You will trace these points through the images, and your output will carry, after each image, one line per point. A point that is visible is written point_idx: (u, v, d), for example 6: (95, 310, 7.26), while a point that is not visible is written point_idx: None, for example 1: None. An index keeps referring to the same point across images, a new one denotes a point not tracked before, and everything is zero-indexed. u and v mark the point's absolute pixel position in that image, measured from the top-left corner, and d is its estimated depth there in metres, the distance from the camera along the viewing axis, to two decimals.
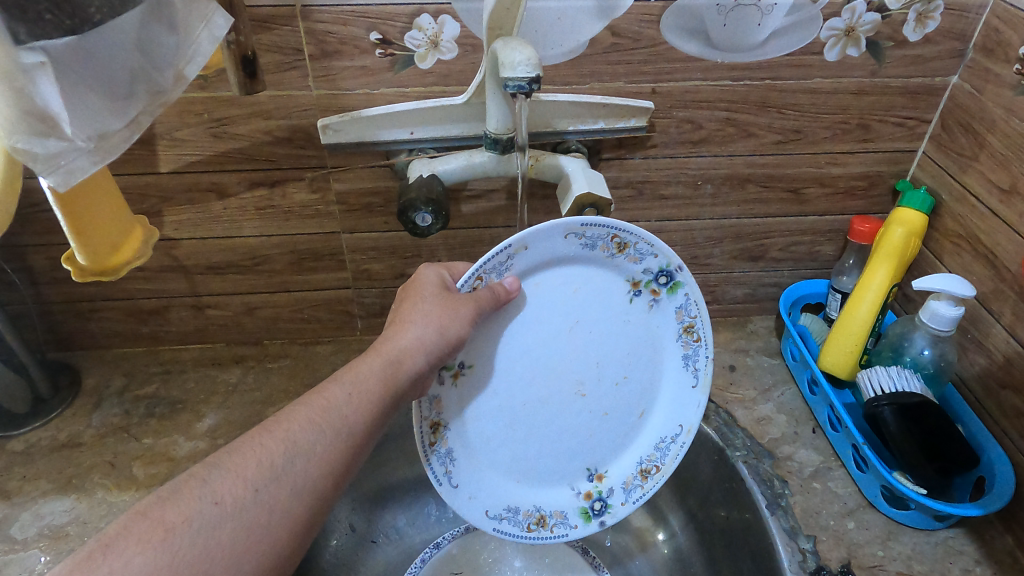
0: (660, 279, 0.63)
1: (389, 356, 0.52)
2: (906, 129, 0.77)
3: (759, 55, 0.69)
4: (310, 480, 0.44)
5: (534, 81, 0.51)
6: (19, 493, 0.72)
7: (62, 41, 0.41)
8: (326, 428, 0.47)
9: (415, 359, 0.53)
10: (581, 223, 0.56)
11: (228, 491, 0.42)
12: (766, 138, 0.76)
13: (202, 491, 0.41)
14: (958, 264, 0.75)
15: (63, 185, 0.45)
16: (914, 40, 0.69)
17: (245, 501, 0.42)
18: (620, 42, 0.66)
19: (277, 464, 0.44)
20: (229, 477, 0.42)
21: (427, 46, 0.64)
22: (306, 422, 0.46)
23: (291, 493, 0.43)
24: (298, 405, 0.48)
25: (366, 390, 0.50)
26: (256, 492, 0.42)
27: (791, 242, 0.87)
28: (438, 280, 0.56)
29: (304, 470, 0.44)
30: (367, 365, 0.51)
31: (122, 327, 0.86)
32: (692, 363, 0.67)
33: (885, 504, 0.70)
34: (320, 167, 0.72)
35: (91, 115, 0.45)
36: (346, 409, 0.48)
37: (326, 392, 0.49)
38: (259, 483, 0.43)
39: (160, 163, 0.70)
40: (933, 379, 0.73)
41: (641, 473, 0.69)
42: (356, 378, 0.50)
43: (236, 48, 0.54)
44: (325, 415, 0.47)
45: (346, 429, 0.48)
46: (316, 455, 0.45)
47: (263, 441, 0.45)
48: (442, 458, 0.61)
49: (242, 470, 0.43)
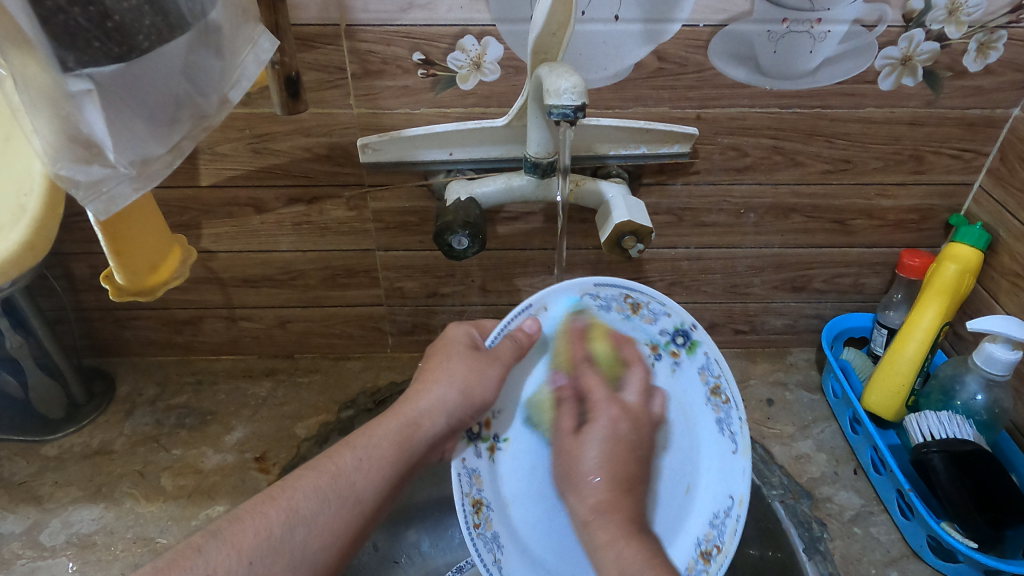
0: (677, 339, 0.61)
1: (406, 419, 0.55)
2: (962, 161, 0.73)
3: (810, 83, 0.67)
4: (310, 551, 0.46)
5: (579, 109, 0.50)
6: (50, 499, 0.73)
7: (109, 68, 0.40)
8: (333, 495, 0.49)
9: (435, 420, 0.55)
10: (594, 282, 0.58)
11: (220, 563, 0.42)
12: (813, 168, 0.73)
13: (196, 561, 0.42)
14: (1016, 305, 0.72)
15: (104, 212, 0.45)
16: (975, 70, 0.66)
17: (238, 573, 0.43)
18: (666, 67, 0.64)
19: (276, 535, 0.45)
20: (228, 549, 0.43)
21: (470, 67, 0.63)
22: (312, 490, 0.48)
23: (287, 565, 0.45)
24: (307, 470, 0.50)
25: (379, 454, 0.52)
26: (250, 565, 0.43)
27: (835, 273, 0.84)
28: (467, 339, 0.59)
29: (304, 541, 0.46)
30: (384, 427, 0.54)
31: (156, 336, 0.87)
32: (726, 428, 0.61)
33: (931, 554, 0.67)
34: (357, 185, 0.72)
35: (135, 141, 0.45)
36: (354, 475, 0.50)
37: (338, 458, 0.51)
38: (255, 555, 0.44)
39: (201, 176, 0.71)
40: (986, 427, 0.70)
41: (702, 556, 0.61)
42: (368, 445, 0.52)
43: (280, 68, 0.54)
44: (332, 483, 0.49)
45: (354, 497, 0.49)
46: (317, 526, 0.47)
47: (266, 510, 0.46)
48: (490, 542, 0.59)
49: (241, 541, 0.44)
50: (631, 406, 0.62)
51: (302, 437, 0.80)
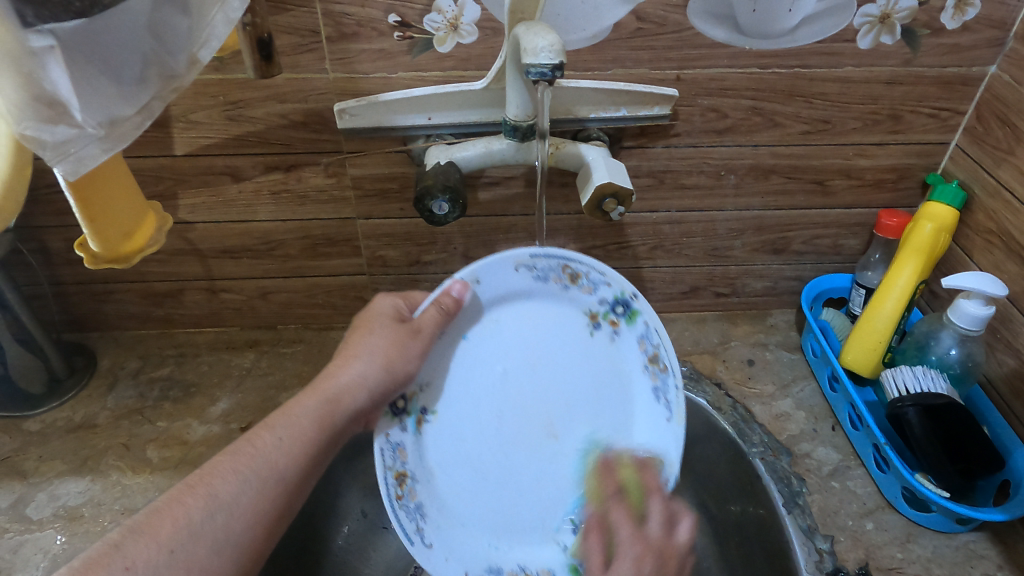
0: (617, 309, 0.65)
1: (324, 395, 0.55)
2: (938, 120, 0.74)
3: (788, 42, 0.66)
4: (232, 533, 0.46)
5: (557, 69, 0.50)
6: (35, 473, 0.73)
7: (71, 24, 0.41)
8: (252, 477, 0.49)
9: (355, 396, 0.56)
10: (529, 254, 0.61)
11: (138, 555, 0.42)
12: (793, 128, 0.74)
13: (113, 559, 0.41)
14: (990, 261, 0.73)
15: (73, 173, 0.45)
16: (952, 28, 0.66)
17: (159, 564, 0.42)
18: (645, 27, 0.64)
19: (194, 520, 0.45)
20: (144, 543, 0.43)
21: (446, 29, 0.62)
22: (230, 473, 0.48)
23: (209, 550, 0.45)
24: (224, 454, 0.50)
25: (298, 432, 0.52)
26: (170, 554, 0.43)
27: (815, 234, 0.84)
28: (393, 309, 0.60)
29: (225, 524, 0.46)
30: (304, 404, 0.54)
31: (136, 309, 0.86)
32: (663, 396, 0.66)
33: (905, 505, 0.69)
34: (336, 151, 0.71)
35: (103, 101, 0.45)
36: (275, 454, 0.50)
37: (257, 439, 0.51)
38: (174, 544, 0.44)
39: (176, 145, 0.70)
40: (959, 380, 0.72)
41: None
42: (287, 424, 0.52)
43: (252, 30, 0.51)
44: (250, 463, 0.49)
45: (274, 476, 0.50)
46: (239, 508, 0.47)
47: (185, 498, 0.46)
48: (413, 513, 0.60)
49: (157, 532, 0.44)
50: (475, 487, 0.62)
51: None
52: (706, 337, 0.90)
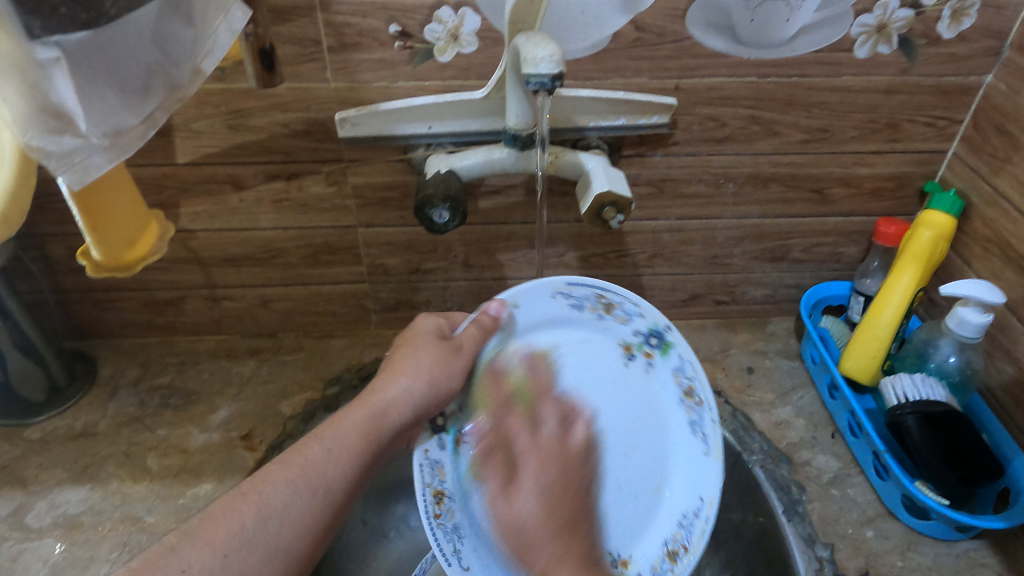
0: (650, 340, 0.66)
1: (374, 408, 0.57)
2: (936, 129, 0.74)
3: (787, 52, 0.67)
4: (283, 541, 0.48)
5: (557, 78, 0.50)
6: (35, 481, 0.73)
7: (77, 36, 0.40)
8: (302, 488, 0.51)
9: (401, 410, 0.58)
10: (566, 281, 0.62)
11: (194, 559, 0.45)
12: (791, 137, 0.74)
13: (170, 561, 0.44)
14: (988, 269, 0.73)
15: (78, 182, 0.46)
16: (949, 37, 0.67)
17: (214, 567, 0.45)
18: (644, 37, 0.64)
19: (247, 528, 0.47)
20: (200, 547, 0.45)
21: (447, 39, 0.63)
22: (281, 482, 0.50)
23: (262, 556, 0.47)
24: (276, 464, 0.52)
25: (345, 446, 0.54)
26: (225, 558, 0.45)
27: (814, 242, 0.85)
28: (435, 329, 0.62)
29: (276, 532, 0.48)
30: (351, 418, 0.56)
31: (137, 317, 0.86)
32: (699, 429, 0.65)
33: (905, 513, 0.69)
34: (337, 160, 0.72)
35: (107, 111, 0.45)
36: (324, 466, 0.53)
37: (306, 450, 0.53)
38: (229, 549, 0.46)
39: (178, 154, 0.70)
40: (958, 387, 0.72)
41: (670, 555, 0.64)
42: (335, 437, 0.55)
43: (255, 40, 0.52)
44: (300, 475, 0.51)
45: (324, 487, 0.52)
46: (288, 516, 0.49)
47: (237, 504, 0.48)
48: (450, 534, 0.60)
49: (213, 538, 0.46)
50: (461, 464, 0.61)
51: (288, 415, 0.80)
52: (706, 345, 0.90)
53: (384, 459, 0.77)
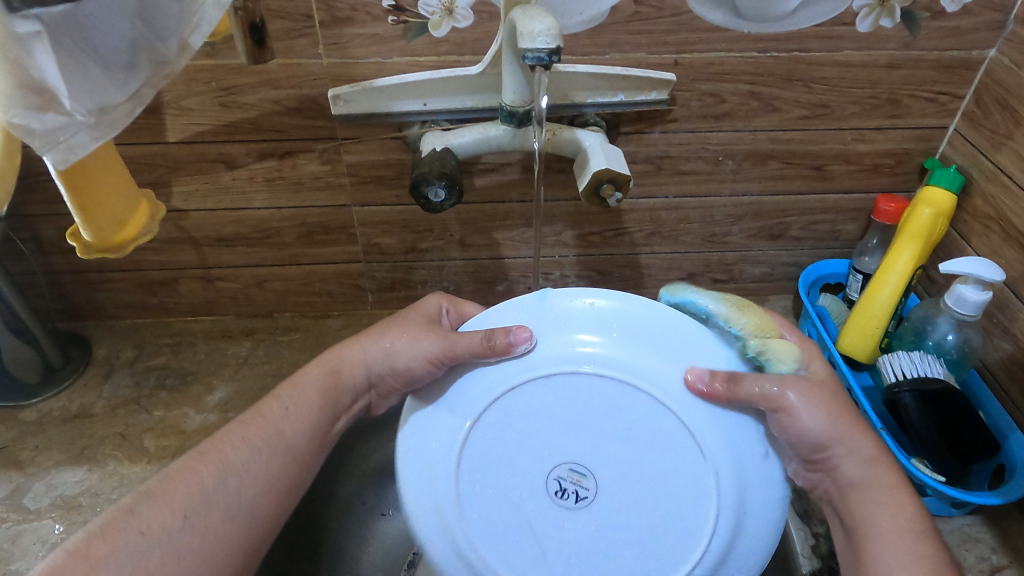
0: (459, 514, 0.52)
1: (330, 365, 0.57)
2: (937, 105, 0.73)
3: (787, 25, 0.65)
4: (244, 498, 0.49)
5: (554, 53, 0.49)
6: (32, 463, 0.72)
7: (57, 9, 0.40)
8: (262, 447, 0.51)
9: (355, 371, 0.57)
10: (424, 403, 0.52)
11: (154, 519, 0.45)
12: (791, 113, 0.73)
13: (128, 523, 0.44)
14: (987, 246, 0.73)
15: (62, 162, 0.45)
16: (952, 10, 0.66)
17: (173, 526, 0.45)
18: (642, 11, 0.63)
19: (207, 486, 0.48)
20: (161, 507, 0.46)
21: (442, 13, 0.61)
22: (239, 441, 0.51)
23: (222, 514, 0.47)
24: (236, 423, 0.52)
25: (305, 403, 0.55)
26: (185, 518, 0.46)
27: (812, 220, 0.84)
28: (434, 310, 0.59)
29: (237, 489, 0.49)
30: (307, 377, 0.56)
31: (131, 298, 0.86)
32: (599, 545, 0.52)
33: None
34: (331, 138, 0.71)
35: (92, 87, 0.44)
36: (284, 423, 0.53)
37: (266, 409, 0.53)
38: (189, 508, 0.46)
39: (168, 132, 0.69)
40: (956, 365, 0.72)
41: None
42: (294, 395, 0.55)
43: (244, 15, 0.51)
44: (260, 432, 0.52)
45: (284, 445, 0.52)
46: (249, 474, 0.50)
47: (196, 466, 0.49)
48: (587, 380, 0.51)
49: (171, 497, 0.46)
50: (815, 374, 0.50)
51: None
52: None
53: (382, 438, 0.77)
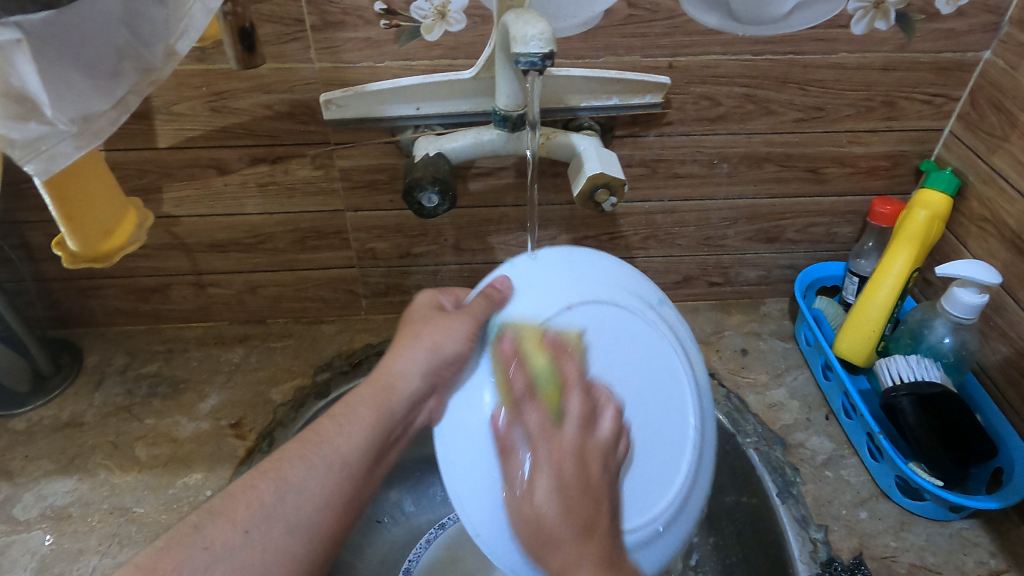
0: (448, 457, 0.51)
1: (383, 381, 0.54)
2: (933, 106, 0.73)
3: (783, 28, 0.65)
4: (303, 515, 0.47)
5: (547, 57, 0.49)
6: (22, 473, 0.72)
7: (38, 16, 0.39)
8: (319, 463, 0.49)
9: (408, 380, 0.53)
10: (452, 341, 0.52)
11: (218, 536, 0.44)
12: (786, 116, 0.73)
13: (193, 540, 0.43)
14: (984, 249, 0.72)
15: (44, 172, 0.44)
16: (947, 12, 0.65)
17: (235, 544, 0.44)
18: (637, 14, 0.63)
19: (267, 503, 0.46)
20: (221, 523, 0.44)
21: (434, 16, 0.61)
22: (297, 458, 0.49)
23: (282, 530, 0.45)
24: (291, 444, 0.50)
25: (358, 419, 0.52)
26: (246, 534, 0.44)
27: (808, 223, 0.84)
28: (432, 303, 0.58)
29: (296, 506, 0.47)
30: (360, 395, 0.54)
31: (122, 304, 0.85)
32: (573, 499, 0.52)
33: (898, 494, 0.69)
34: (323, 143, 0.70)
35: (75, 96, 0.44)
36: (338, 440, 0.51)
37: (320, 428, 0.51)
38: (249, 524, 0.45)
39: (158, 137, 0.68)
40: (953, 368, 0.71)
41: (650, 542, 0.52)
42: (347, 412, 0.52)
43: (233, 20, 0.50)
44: (316, 451, 0.49)
45: (340, 461, 0.50)
46: (307, 491, 0.47)
47: (256, 483, 0.47)
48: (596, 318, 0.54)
49: (232, 514, 0.45)
50: (603, 438, 0.49)
51: (278, 403, 0.79)
52: (700, 326, 0.89)
53: None
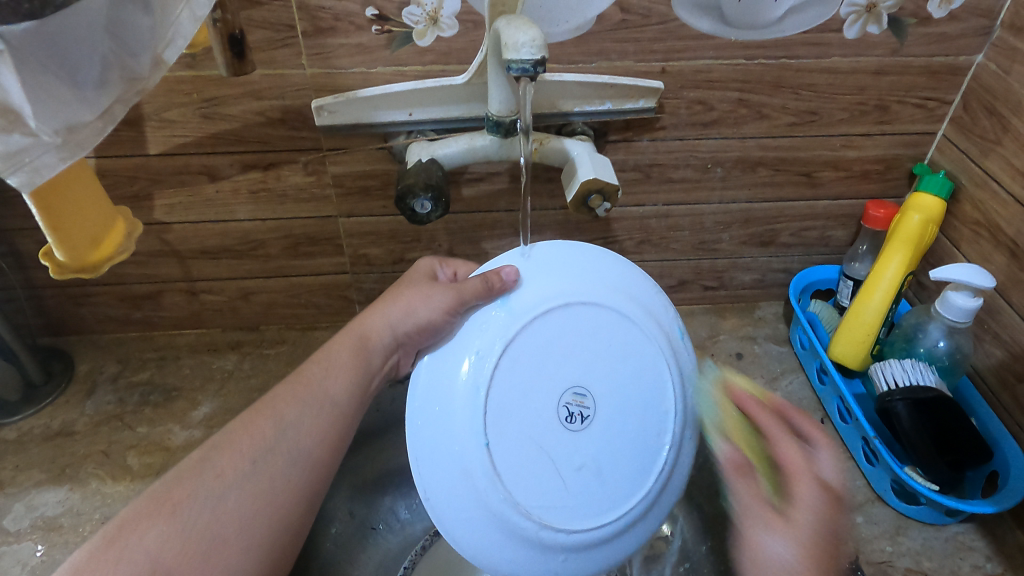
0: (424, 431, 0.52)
1: (357, 333, 0.57)
2: (926, 110, 0.73)
3: (775, 33, 0.65)
4: (304, 448, 0.49)
5: (539, 64, 0.48)
6: (12, 483, 0.71)
7: (20, 27, 0.39)
8: (312, 403, 0.51)
9: (384, 336, 0.57)
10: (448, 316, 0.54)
11: (227, 466, 0.46)
12: (779, 120, 0.73)
13: (204, 470, 0.45)
14: (977, 252, 0.73)
15: (27, 184, 0.44)
16: (939, 17, 0.65)
17: (245, 472, 0.46)
18: (629, 19, 0.63)
19: (268, 437, 0.48)
20: (230, 455, 0.47)
21: (426, 22, 0.61)
22: (290, 399, 0.51)
23: (286, 461, 0.48)
24: (281, 386, 0.52)
25: (340, 365, 0.55)
26: (254, 463, 0.47)
27: (802, 227, 0.84)
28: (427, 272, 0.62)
29: (296, 440, 0.49)
30: (339, 345, 0.56)
31: (114, 312, 0.84)
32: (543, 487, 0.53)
33: (895, 498, 0.69)
34: (315, 149, 0.70)
35: (58, 106, 0.43)
36: (327, 383, 0.53)
37: (306, 373, 0.53)
38: (256, 454, 0.47)
39: (149, 144, 0.68)
40: (947, 372, 0.71)
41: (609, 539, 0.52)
42: (330, 359, 0.55)
43: (223, 26, 0.50)
44: (308, 391, 0.52)
45: (331, 401, 0.52)
46: (305, 427, 0.50)
47: (257, 420, 0.49)
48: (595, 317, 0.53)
49: (238, 446, 0.47)
50: (830, 481, 0.44)
51: None
52: (695, 331, 0.89)
53: (371, 452, 0.76)
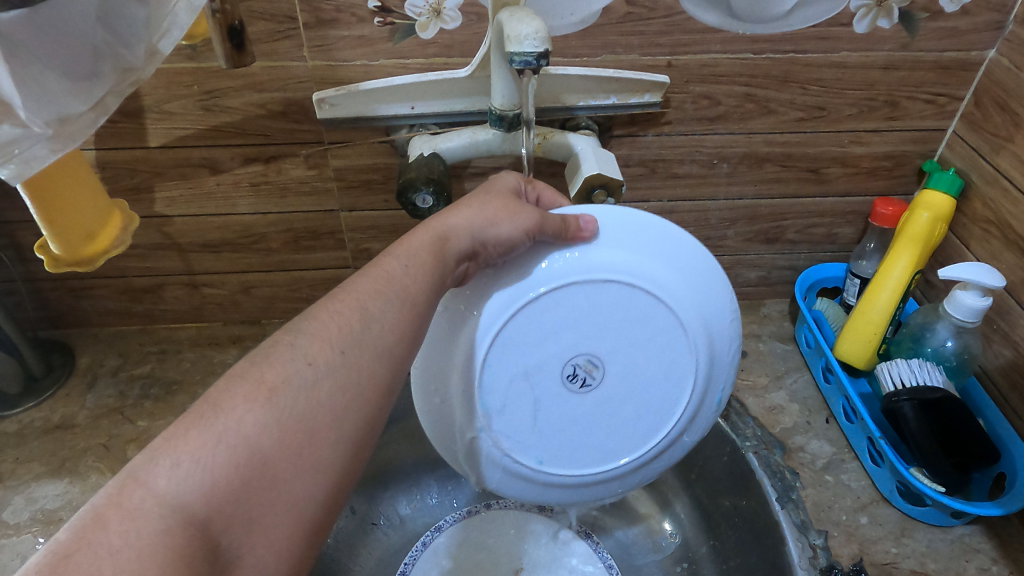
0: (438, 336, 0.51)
1: (435, 229, 0.46)
2: (936, 106, 0.72)
3: (782, 26, 0.64)
4: (389, 346, 0.40)
5: (542, 57, 0.48)
6: (11, 476, 0.71)
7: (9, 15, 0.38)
8: (393, 297, 0.42)
9: (464, 236, 0.46)
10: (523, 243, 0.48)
11: (316, 353, 0.38)
12: (787, 115, 0.72)
13: (292, 354, 0.37)
14: (987, 251, 0.71)
15: (18, 176, 0.43)
16: (951, 11, 0.64)
17: (329, 366, 0.38)
18: (635, 12, 0.62)
19: (354, 329, 0.39)
20: (316, 343, 0.38)
21: (429, 14, 0.60)
22: (370, 291, 0.41)
23: (372, 358, 0.39)
24: (358, 277, 0.43)
25: (420, 259, 0.44)
26: (341, 355, 0.38)
27: (808, 224, 0.83)
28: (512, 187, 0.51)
29: (380, 336, 0.40)
30: (415, 237, 0.45)
31: (114, 305, 0.84)
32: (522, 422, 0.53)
33: (900, 499, 0.68)
34: (317, 142, 0.69)
35: (51, 97, 0.43)
36: (407, 277, 0.43)
37: (384, 264, 0.43)
38: (344, 345, 0.39)
39: (149, 136, 0.67)
40: (955, 372, 0.70)
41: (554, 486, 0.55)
42: (406, 248, 0.44)
43: (222, 17, 0.49)
44: (389, 285, 0.42)
45: (413, 297, 0.42)
46: (387, 324, 0.41)
47: (336, 309, 0.40)
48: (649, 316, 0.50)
49: (325, 335, 0.39)
50: None
51: None
52: None
53: None
